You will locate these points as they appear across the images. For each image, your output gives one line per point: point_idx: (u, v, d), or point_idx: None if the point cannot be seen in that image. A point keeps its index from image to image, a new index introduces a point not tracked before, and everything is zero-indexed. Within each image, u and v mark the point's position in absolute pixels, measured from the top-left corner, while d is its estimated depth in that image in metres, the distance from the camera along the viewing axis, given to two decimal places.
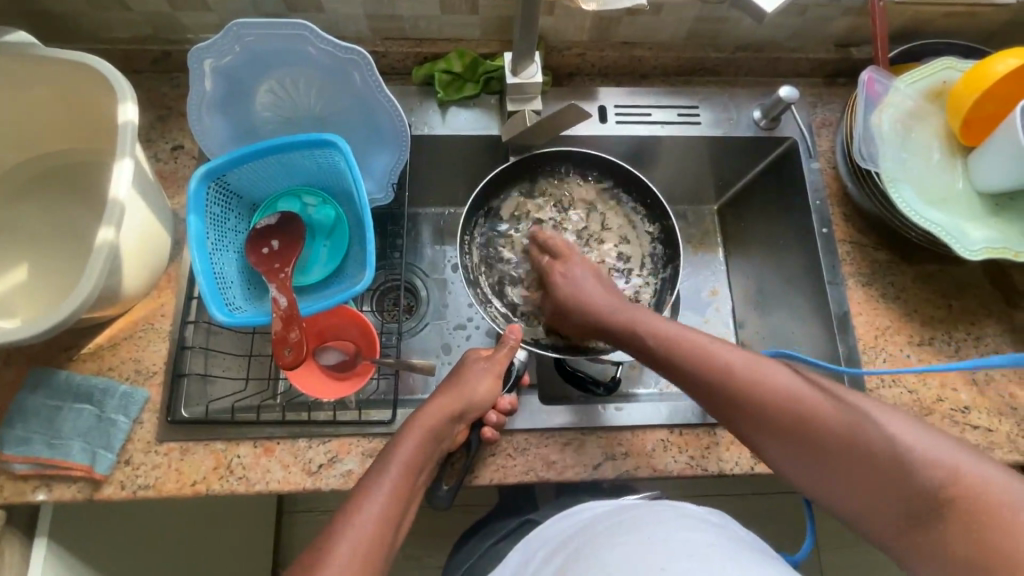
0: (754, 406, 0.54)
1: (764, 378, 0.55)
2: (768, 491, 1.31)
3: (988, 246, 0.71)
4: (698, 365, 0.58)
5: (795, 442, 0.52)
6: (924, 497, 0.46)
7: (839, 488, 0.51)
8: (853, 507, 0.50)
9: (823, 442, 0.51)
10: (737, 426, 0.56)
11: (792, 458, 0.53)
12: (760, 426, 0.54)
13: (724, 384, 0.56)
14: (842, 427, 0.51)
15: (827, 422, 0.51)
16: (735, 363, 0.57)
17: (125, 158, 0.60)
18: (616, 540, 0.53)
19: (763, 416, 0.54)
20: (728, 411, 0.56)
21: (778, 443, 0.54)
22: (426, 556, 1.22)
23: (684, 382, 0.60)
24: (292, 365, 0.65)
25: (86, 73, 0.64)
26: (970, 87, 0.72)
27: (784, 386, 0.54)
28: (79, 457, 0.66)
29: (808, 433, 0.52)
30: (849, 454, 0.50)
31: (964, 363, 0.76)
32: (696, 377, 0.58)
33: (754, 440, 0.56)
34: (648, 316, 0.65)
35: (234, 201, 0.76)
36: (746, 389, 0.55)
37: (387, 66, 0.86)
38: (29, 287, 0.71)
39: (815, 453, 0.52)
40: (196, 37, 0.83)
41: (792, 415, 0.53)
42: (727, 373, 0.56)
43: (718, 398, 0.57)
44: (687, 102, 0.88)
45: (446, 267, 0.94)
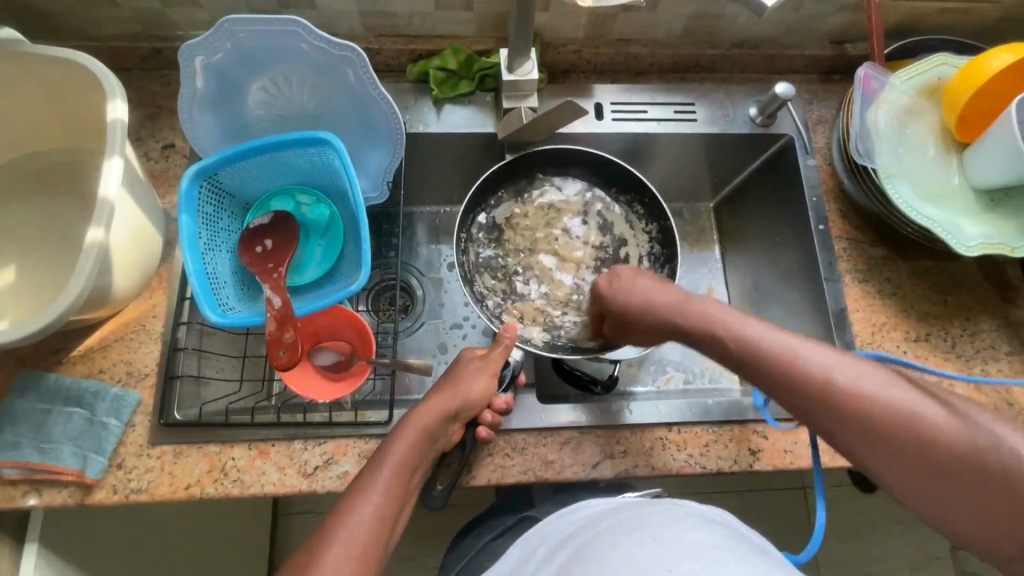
0: (880, 435, 0.50)
1: (898, 407, 0.50)
2: (765, 487, 1.31)
3: (984, 242, 0.71)
4: (816, 390, 0.53)
5: (901, 455, 0.49)
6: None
7: (968, 522, 0.48)
8: (980, 538, 0.48)
9: (963, 478, 0.47)
10: (851, 450, 0.52)
11: (917, 489, 0.50)
12: (882, 455, 0.50)
13: (845, 409, 0.51)
14: (991, 464, 0.46)
15: (970, 459, 0.47)
16: (861, 387, 0.51)
17: (114, 157, 0.59)
18: (618, 538, 0.53)
19: (891, 446, 0.50)
20: (843, 436, 0.52)
21: (901, 472, 0.50)
22: (422, 557, 1.22)
23: (795, 403, 0.55)
24: (288, 366, 0.64)
25: (74, 71, 0.63)
26: (965, 82, 0.72)
27: (918, 414, 0.49)
28: (70, 462, 0.65)
29: (946, 468, 0.48)
30: (993, 492, 0.46)
31: (960, 359, 0.77)
32: (809, 400, 0.53)
33: (869, 467, 0.52)
34: (752, 326, 0.58)
35: (226, 201, 0.75)
36: (875, 418, 0.50)
37: (381, 64, 0.85)
38: (17, 288, 0.70)
39: (949, 487, 0.48)
40: (186, 34, 0.82)
41: (929, 449, 0.48)
42: (848, 399, 0.51)
43: (835, 423, 0.52)
44: (683, 99, 0.87)
45: (442, 266, 0.94)
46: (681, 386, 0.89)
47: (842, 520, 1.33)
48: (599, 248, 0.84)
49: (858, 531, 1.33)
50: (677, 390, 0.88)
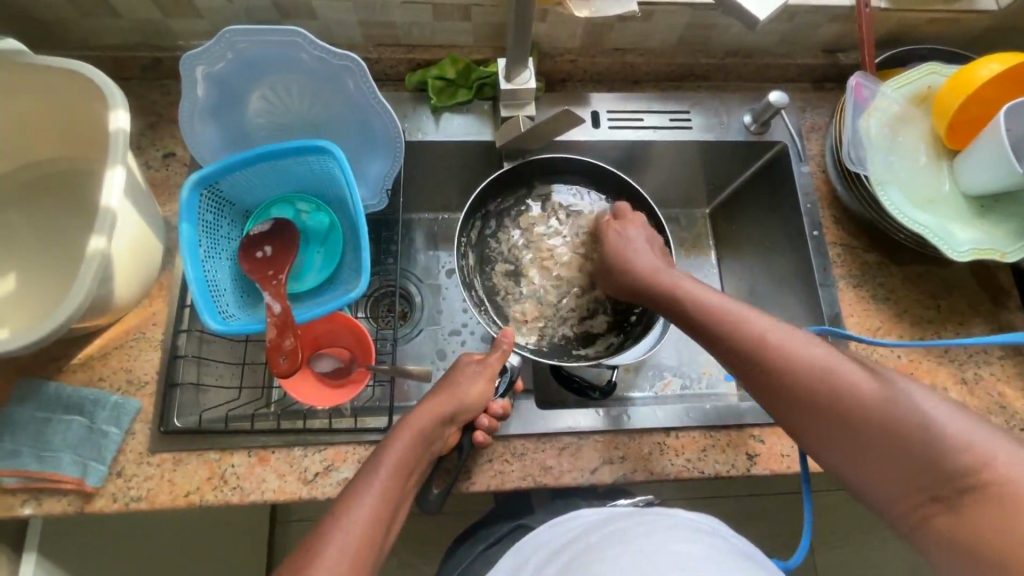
0: (792, 380, 0.55)
1: (811, 356, 0.55)
2: (762, 492, 1.31)
3: (975, 247, 0.72)
4: (744, 339, 0.59)
5: (814, 407, 0.53)
6: (951, 480, 0.45)
7: (862, 468, 0.50)
8: (876, 488, 0.50)
9: (859, 421, 0.50)
10: (772, 400, 0.57)
11: (821, 435, 0.53)
12: (795, 403, 0.54)
13: (765, 354, 0.57)
14: (883, 410, 0.49)
15: (867, 402, 0.50)
16: (782, 338, 0.57)
17: (117, 166, 0.59)
18: (607, 551, 0.53)
19: (801, 393, 0.54)
20: (765, 386, 0.57)
21: (810, 419, 0.54)
22: (420, 564, 1.22)
23: (727, 355, 0.61)
24: (288, 373, 0.64)
25: (76, 80, 0.64)
26: (955, 91, 0.73)
27: (832, 366, 0.53)
28: (70, 470, 0.65)
29: (855, 417, 0.51)
30: (883, 434, 0.49)
31: (954, 363, 0.77)
32: (740, 353, 0.59)
33: (791, 422, 0.56)
34: (699, 289, 0.66)
35: (226, 209, 0.75)
36: (791, 366, 0.55)
37: (380, 73, 0.86)
38: (17, 296, 0.70)
39: (855, 437, 0.50)
40: (187, 44, 0.82)
41: (833, 393, 0.52)
42: (768, 348, 0.57)
43: (757, 371, 0.58)
44: (678, 107, 0.89)
45: (440, 272, 0.94)
46: (678, 391, 0.89)
47: (838, 525, 1.33)
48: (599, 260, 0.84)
49: (855, 536, 1.33)
50: (675, 395, 0.89)
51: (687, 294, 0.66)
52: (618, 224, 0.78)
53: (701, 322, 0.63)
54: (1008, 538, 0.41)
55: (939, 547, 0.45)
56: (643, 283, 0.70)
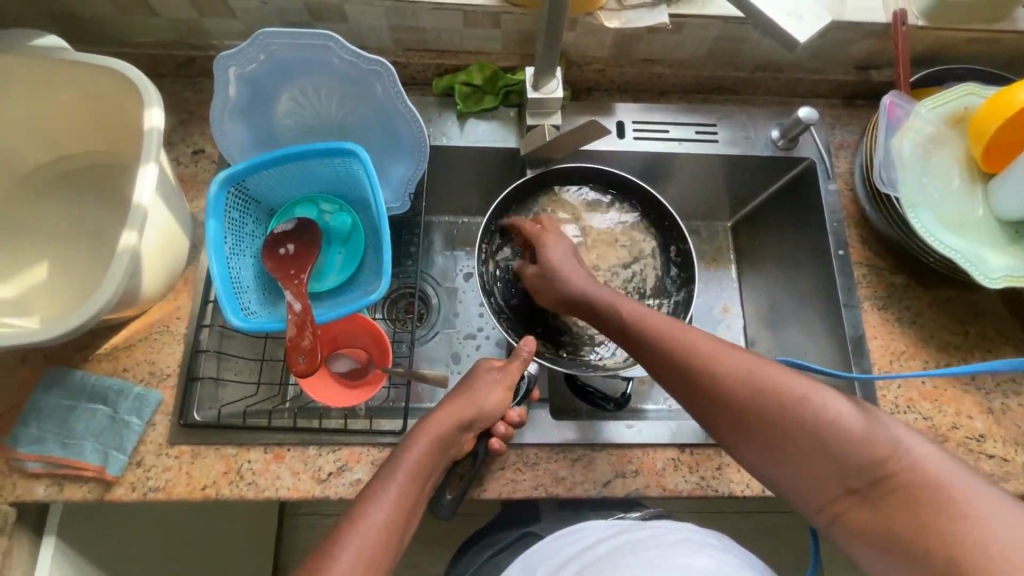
0: (711, 391, 0.53)
1: (729, 364, 0.53)
2: (775, 510, 1.29)
3: (1008, 275, 0.70)
4: (664, 348, 0.57)
5: (744, 416, 0.51)
6: (863, 474, 0.46)
7: (781, 468, 0.50)
8: (794, 486, 0.49)
9: (773, 423, 0.49)
10: (693, 409, 0.55)
11: (740, 439, 0.52)
12: (717, 413, 0.53)
13: (684, 364, 0.55)
14: (795, 413, 0.49)
15: (797, 410, 0.48)
16: (698, 347, 0.55)
17: (150, 163, 0.61)
18: (618, 562, 0.53)
19: (717, 401, 0.52)
20: (687, 396, 0.55)
21: (739, 429, 0.52)
22: (426, 564, 1.22)
23: (650, 365, 0.59)
24: (307, 372, 0.65)
25: (114, 78, 0.65)
26: (992, 113, 0.71)
27: (760, 376, 0.51)
28: (92, 458, 0.66)
29: (784, 426, 0.49)
30: (811, 440, 0.48)
31: (980, 392, 0.75)
32: (667, 363, 0.56)
33: (719, 430, 0.53)
34: (629, 303, 0.64)
35: (252, 207, 0.76)
36: (708, 377, 0.53)
37: (408, 77, 0.87)
38: (48, 286, 0.71)
39: (782, 444, 0.49)
40: (220, 43, 0.84)
41: (748, 401, 0.51)
42: (687, 357, 0.55)
43: (678, 381, 0.55)
44: (705, 120, 0.88)
45: (457, 276, 0.95)
46: None
47: None
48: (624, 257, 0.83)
49: None
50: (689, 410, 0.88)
51: (610, 305, 0.64)
52: (548, 234, 0.74)
53: (626, 332, 0.62)
54: (913, 525, 0.43)
55: (854, 538, 0.46)
56: (576, 289, 0.68)
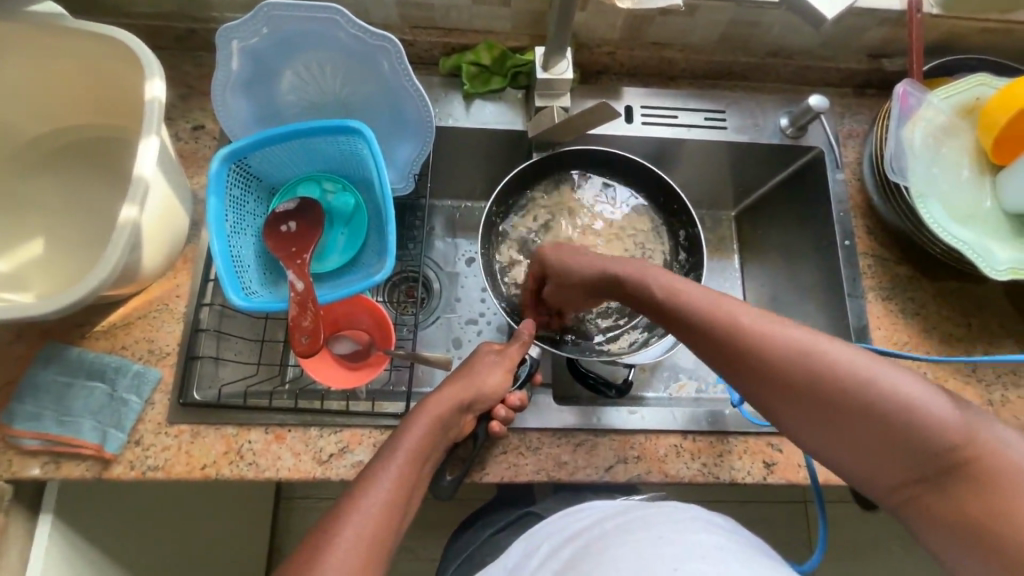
0: (769, 373, 0.51)
1: (786, 343, 0.51)
2: (767, 499, 1.31)
3: (1014, 267, 0.70)
4: (716, 330, 0.54)
5: (807, 401, 0.49)
6: (934, 457, 0.45)
7: (847, 453, 0.49)
8: (860, 470, 0.49)
9: (840, 409, 0.48)
10: (747, 391, 0.53)
11: (800, 424, 0.50)
12: (775, 396, 0.51)
13: (745, 348, 0.52)
14: (864, 400, 0.47)
15: (867, 395, 0.47)
16: (758, 328, 0.52)
17: (151, 136, 0.59)
18: (627, 535, 0.52)
19: (777, 387, 0.50)
20: (741, 378, 0.53)
21: (798, 413, 0.50)
22: (421, 548, 1.23)
23: (699, 347, 0.56)
24: (308, 352, 0.64)
25: (113, 47, 0.63)
26: (1004, 105, 0.71)
27: (823, 359, 0.49)
28: (89, 435, 0.65)
29: (853, 412, 0.47)
30: (881, 425, 0.47)
31: (981, 383, 0.76)
32: (718, 345, 0.54)
33: (775, 413, 0.52)
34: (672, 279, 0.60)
35: (253, 184, 0.75)
36: (773, 361, 0.50)
37: (414, 55, 0.85)
38: (43, 261, 0.70)
39: (849, 429, 0.48)
40: (222, 16, 0.81)
41: (816, 386, 0.49)
42: (743, 340, 0.52)
43: (729, 362, 0.53)
44: (713, 106, 0.87)
45: (459, 261, 0.94)
46: (693, 395, 0.89)
47: (843, 538, 1.32)
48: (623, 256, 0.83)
49: (859, 551, 1.31)
50: (690, 398, 0.88)
51: (643, 279, 0.61)
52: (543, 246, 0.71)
53: (669, 311, 0.58)
54: (989, 509, 0.43)
55: (924, 520, 0.46)
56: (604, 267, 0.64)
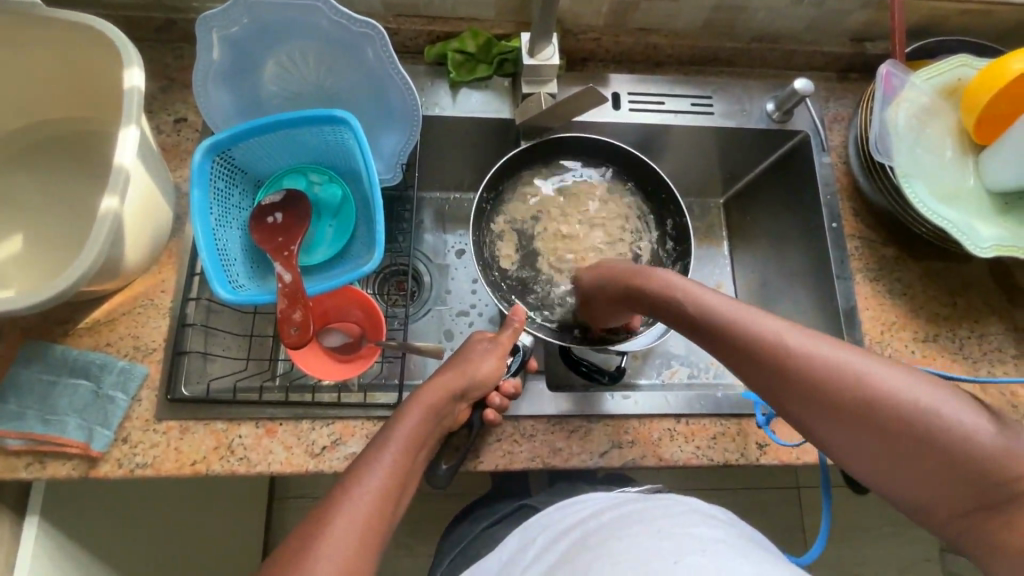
0: (819, 399, 0.49)
1: (836, 369, 0.49)
2: (759, 485, 1.32)
3: (998, 244, 0.71)
4: (762, 353, 0.52)
5: (858, 428, 0.48)
6: (991, 488, 0.45)
7: (896, 479, 0.48)
8: (907, 495, 0.48)
9: (895, 438, 0.47)
10: (793, 414, 0.52)
11: (850, 450, 0.49)
12: (823, 421, 0.50)
13: (793, 373, 0.50)
14: (920, 428, 0.46)
15: (923, 423, 0.46)
16: (808, 350, 0.51)
17: (131, 126, 0.58)
18: (621, 530, 0.53)
19: (826, 412, 0.49)
20: (786, 401, 0.52)
21: (847, 439, 0.49)
22: (416, 544, 1.22)
23: (744, 370, 0.55)
24: (298, 344, 0.62)
25: (89, 36, 0.62)
26: (986, 84, 0.72)
27: (876, 385, 0.48)
28: (75, 434, 0.64)
29: (908, 441, 0.46)
30: (937, 455, 0.46)
31: (968, 361, 0.77)
32: (765, 368, 0.52)
33: (822, 437, 0.51)
34: (712, 296, 0.58)
35: (237, 177, 0.74)
36: (828, 387, 0.49)
37: (399, 44, 0.84)
38: (22, 258, 0.68)
39: (903, 458, 0.47)
40: (202, 6, 0.80)
41: (872, 415, 0.47)
42: (790, 364, 0.51)
43: (775, 386, 0.52)
44: (700, 92, 0.87)
45: (449, 253, 0.93)
46: (685, 380, 0.89)
47: (835, 522, 1.33)
48: (607, 248, 0.83)
49: (850, 534, 1.33)
50: (682, 383, 0.89)
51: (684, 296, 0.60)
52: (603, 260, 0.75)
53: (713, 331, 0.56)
54: None
55: (979, 547, 0.46)
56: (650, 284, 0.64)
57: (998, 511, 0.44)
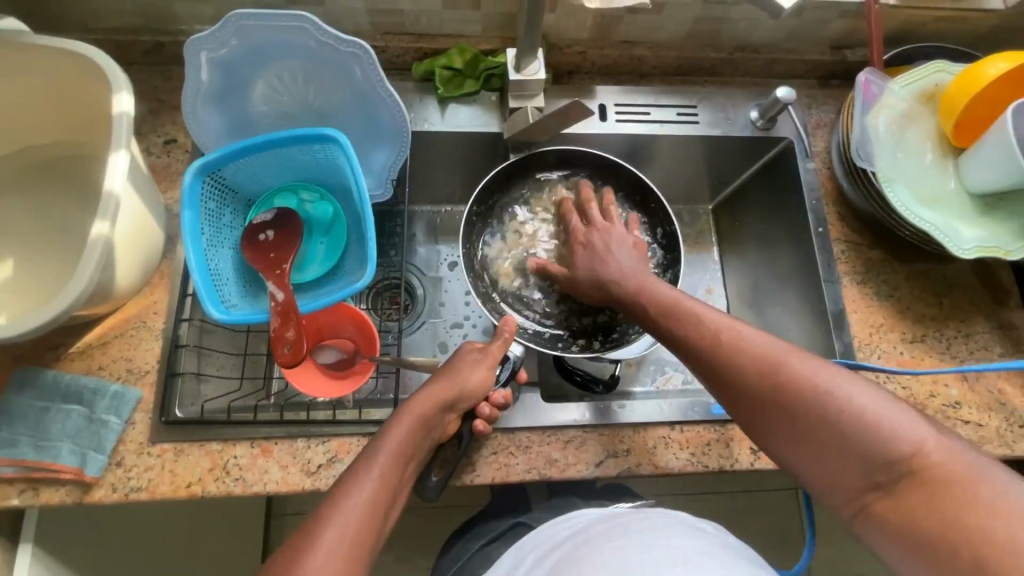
0: (739, 378, 0.54)
1: (758, 351, 0.54)
2: (757, 489, 1.32)
3: (979, 245, 0.72)
4: (695, 336, 0.58)
5: (772, 406, 0.52)
6: (889, 469, 0.46)
7: (799, 455, 0.51)
8: (813, 474, 0.51)
9: (802, 416, 0.50)
10: (721, 394, 0.56)
11: (769, 429, 0.52)
12: (745, 401, 0.54)
13: (718, 353, 0.56)
14: (823, 407, 0.49)
15: (828, 403, 0.49)
16: (735, 334, 0.56)
17: (120, 150, 0.58)
18: (608, 542, 0.53)
19: (745, 392, 0.53)
20: (714, 381, 0.56)
21: (763, 416, 0.53)
22: (417, 558, 1.22)
23: (681, 352, 0.60)
24: (292, 363, 0.63)
25: (78, 63, 0.62)
26: (962, 89, 0.73)
27: (790, 367, 0.52)
28: (68, 460, 0.63)
29: (814, 419, 0.49)
30: (839, 434, 0.48)
31: (955, 360, 0.78)
32: (696, 349, 0.58)
33: (744, 416, 0.55)
34: (662, 288, 0.65)
35: (229, 197, 0.74)
36: (747, 368, 0.53)
37: (387, 61, 0.85)
38: (12, 283, 0.68)
39: (810, 435, 0.50)
40: (190, 28, 0.80)
41: (784, 394, 0.51)
42: (717, 346, 0.56)
43: (705, 366, 0.57)
44: (685, 102, 0.88)
45: (442, 265, 0.94)
46: (680, 386, 0.90)
47: (834, 523, 1.34)
48: None
49: (849, 535, 1.33)
50: (676, 390, 0.89)
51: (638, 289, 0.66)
52: (599, 229, 0.76)
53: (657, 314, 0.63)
54: (935, 522, 0.43)
55: (880, 528, 0.47)
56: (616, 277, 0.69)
57: (914, 504, 0.45)
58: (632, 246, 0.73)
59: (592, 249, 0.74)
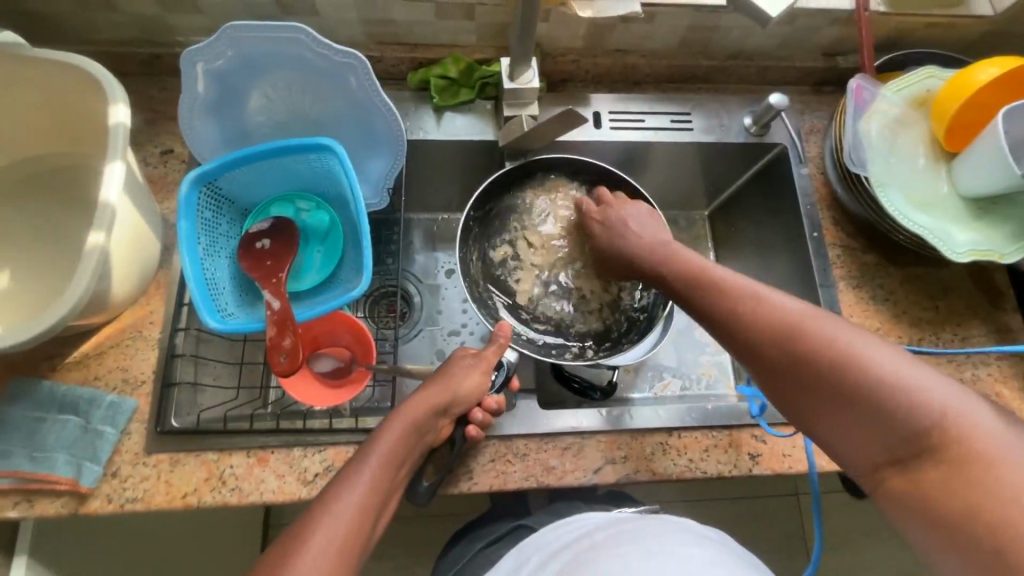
0: (765, 342, 0.54)
1: (785, 317, 0.54)
2: (759, 494, 1.32)
3: (973, 248, 0.73)
4: (721, 303, 0.59)
5: (798, 372, 0.52)
6: (915, 440, 0.46)
7: (826, 422, 0.51)
8: (838, 442, 0.51)
9: (830, 382, 0.50)
10: (747, 360, 0.57)
11: (794, 396, 0.53)
12: (769, 366, 0.54)
13: (745, 318, 0.56)
14: (851, 373, 0.49)
15: (858, 369, 0.49)
16: (764, 300, 0.56)
17: (116, 161, 0.58)
18: (614, 548, 0.53)
19: (771, 357, 0.54)
20: (739, 346, 0.57)
21: (788, 381, 0.53)
22: (416, 567, 1.21)
23: (707, 319, 0.61)
24: (287, 372, 0.62)
25: (74, 75, 0.63)
26: (953, 94, 0.74)
27: (819, 332, 0.52)
28: (63, 471, 0.63)
29: (841, 386, 0.49)
30: (866, 402, 0.48)
31: (952, 363, 0.78)
32: (723, 315, 0.58)
33: (768, 382, 0.55)
34: (692, 258, 0.66)
35: (225, 206, 0.75)
36: (773, 333, 0.54)
37: (382, 71, 0.86)
38: (9, 294, 0.69)
39: (837, 402, 0.50)
40: (186, 40, 0.81)
41: (810, 360, 0.51)
42: (743, 312, 0.57)
43: (731, 332, 0.58)
44: (679, 108, 0.89)
45: (439, 273, 0.94)
46: (678, 392, 0.90)
47: (835, 528, 1.33)
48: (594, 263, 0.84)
49: (851, 540, 1.32)
50: (675, 396, 0.89)
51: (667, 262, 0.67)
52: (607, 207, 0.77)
53: (683, 283, 0.64)
54: (959, 500, 0.44)
55: (905, 516, 0.47)
56: (644, 256, 0.71)
57: (934, 483, 0.45)
58: (648, 220, 0.75)
59: (608, 225, 0.76)
